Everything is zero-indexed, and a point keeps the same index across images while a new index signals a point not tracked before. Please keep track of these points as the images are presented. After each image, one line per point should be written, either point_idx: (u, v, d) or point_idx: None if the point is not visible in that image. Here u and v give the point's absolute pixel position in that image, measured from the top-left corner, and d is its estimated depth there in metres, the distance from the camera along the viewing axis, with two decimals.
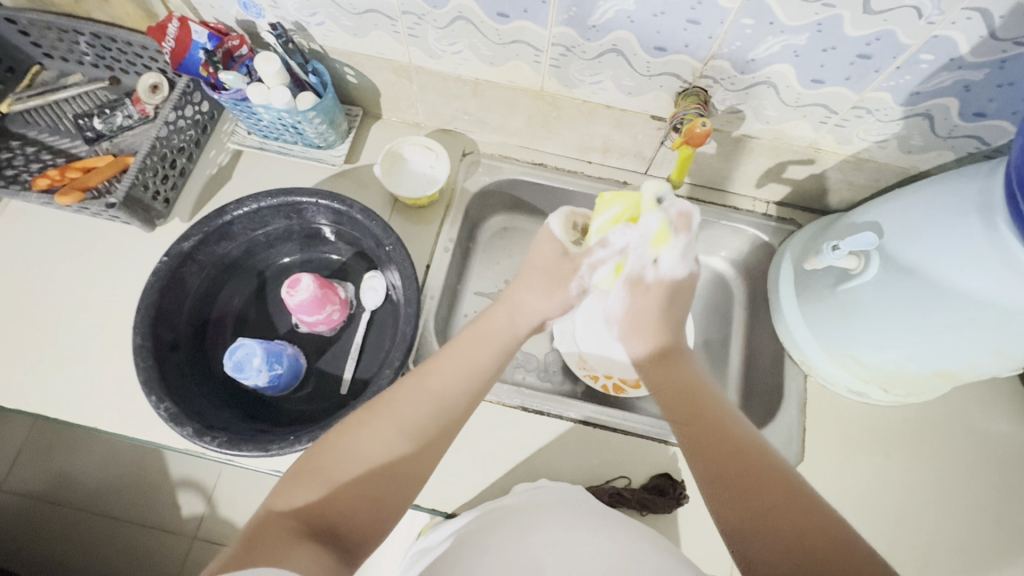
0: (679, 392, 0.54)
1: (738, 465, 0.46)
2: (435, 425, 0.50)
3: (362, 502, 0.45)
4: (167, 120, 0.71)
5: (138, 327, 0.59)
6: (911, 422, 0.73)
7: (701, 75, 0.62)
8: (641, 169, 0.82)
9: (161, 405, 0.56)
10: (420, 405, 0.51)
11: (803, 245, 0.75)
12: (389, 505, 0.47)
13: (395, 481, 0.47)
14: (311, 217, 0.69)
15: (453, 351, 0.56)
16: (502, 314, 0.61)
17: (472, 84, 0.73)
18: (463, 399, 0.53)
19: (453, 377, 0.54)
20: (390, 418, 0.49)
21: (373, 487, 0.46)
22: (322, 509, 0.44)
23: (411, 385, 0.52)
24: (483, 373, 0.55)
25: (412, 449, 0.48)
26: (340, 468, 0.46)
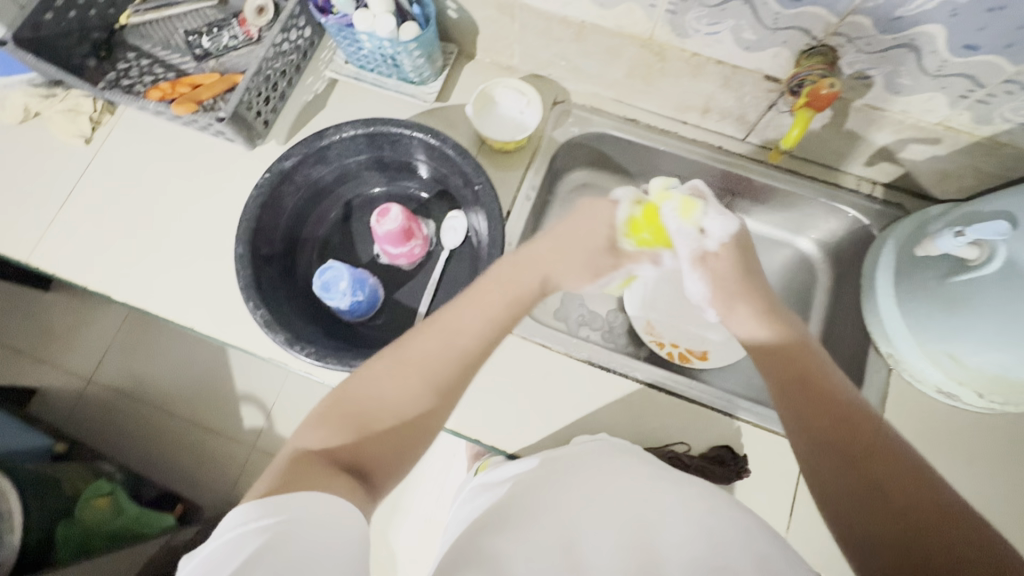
0: (797, 380, 0.50)
1: (866, 467, 0.43)
2: (452, 374, 0.51)
3: (389, 440, 0.48)
4: (274, 42, 0.72)
5: (240, 237, 0.62)
6: (1003, 432, 0.68)
7: (834, 31, 0.57)
8: (739, 134, 0.78)
9: (258, 311, 0.60)
10: (437, 356, 0.51)
11: (910, 233, 0.69)
12: (411, 447, 0.49)
13: (417, 426, 0.50)
14: (403, 149, 0.70)
15: (471, 296, 0.55)
16: (522, 260, 0.57)
17: (577, 27, 0.70)
18: (480, 350, 0.52)
19: (471, 323, 0.53)
20: (411, 367, 0.50)
21: (397, 432, 0.49)
22: (353, 446, 0.47)
23: (433, 327, 0.52)
24: (504, 318, 0.54)
25: (430, 396, 0.50)
26: (367, 406, 0.48)
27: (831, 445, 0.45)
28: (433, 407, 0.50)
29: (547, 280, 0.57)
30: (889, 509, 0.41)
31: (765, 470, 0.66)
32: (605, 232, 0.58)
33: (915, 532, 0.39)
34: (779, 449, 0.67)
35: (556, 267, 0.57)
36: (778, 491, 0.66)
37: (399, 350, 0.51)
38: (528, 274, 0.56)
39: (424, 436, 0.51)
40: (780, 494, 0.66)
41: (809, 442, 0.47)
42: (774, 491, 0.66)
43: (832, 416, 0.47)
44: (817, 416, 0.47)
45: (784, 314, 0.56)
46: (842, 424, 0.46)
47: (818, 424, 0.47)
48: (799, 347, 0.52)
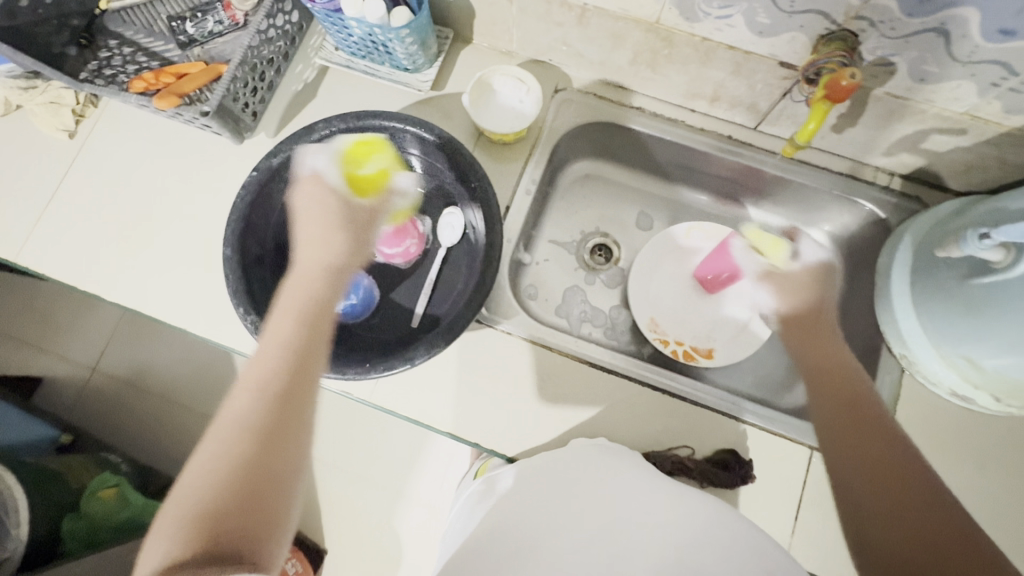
0: (834, 383, 0.51)
1: (878, 467, 0.45)
2: (257, 426, 0.44)
3: (242, 506, 0.40)
4: (259, 29, 0.69)
5: (228, 239, 0.60)
6: (1019, 435, 0.66)
7: (856, 15, 0.53)
8: (750, 123, 0.74)
9: (248, 316, 0.58)
10: (249, 403, 0.45)
11: (929, 229, 0.66)
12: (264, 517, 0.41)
13: (252, 487, 0.41)
14: (397, 144, 0.67)
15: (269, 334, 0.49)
16: (300, 278, 0.52)
17: (579, 10, 0.65)
18: (273, 392, 0.45)
19: (269, 366, 0.47)
20: (223, 430, 0.44)
21: (248, 493, 0.41)
22: (200, 522, 0.39)
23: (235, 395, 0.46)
24: (299, 343, 0.48)
25: (262, 443, 0.43)
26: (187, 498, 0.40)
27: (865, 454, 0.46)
28: (255, 464, 0.42)
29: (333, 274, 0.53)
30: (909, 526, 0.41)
31: (771, 475, 0.65)
32: (336, 205, 0.55)
33: (920, 541, 0.40)
34: (785, 452, 0.66)
35: (331, 255, 0.53)
36: (782, 496, 0.64)
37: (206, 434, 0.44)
38: (311, 283, 0.52)
39: (282, 491, 0.43)
40: (786, 498, 0.64)
41: (840, 448, 0.47)
42: (778, 496, 0.64)
43: (868, 426, 0.47)
44: (848, 416, 0.49)
45: (820, 286, 0.60)
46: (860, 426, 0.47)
47: (854, 434, 0.47)
48: (831, 347, 0.54)
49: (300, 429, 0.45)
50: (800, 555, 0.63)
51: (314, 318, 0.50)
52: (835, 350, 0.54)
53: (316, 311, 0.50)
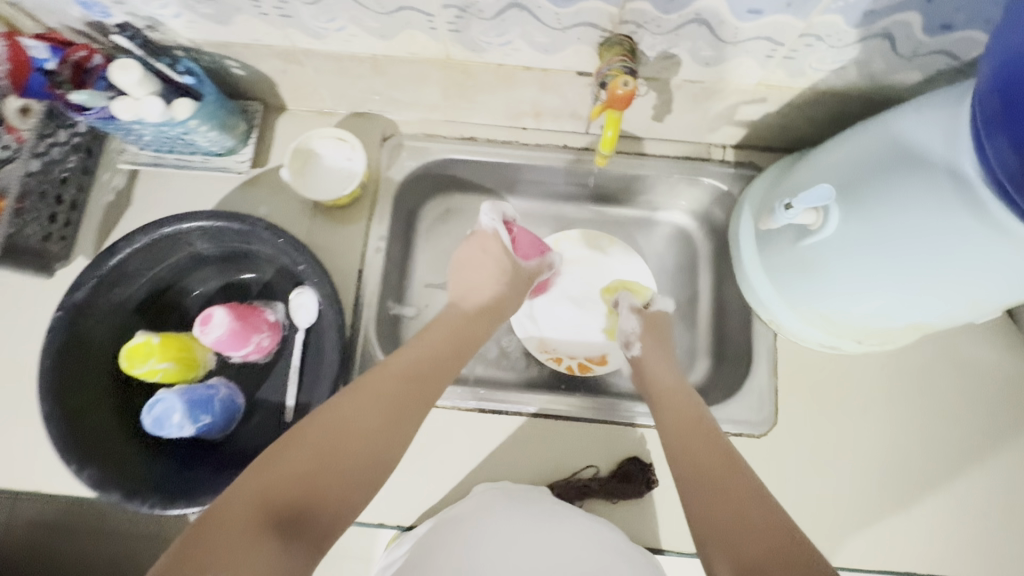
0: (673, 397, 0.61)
1: (712, 446, 0.53)
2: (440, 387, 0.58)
3: (297, 497, 0.44)
4: (35, 151, 0.62)
5: (41, 394, 0.54)
6: (888, 368, 0.69)
7: (621, 20, 0.53)
8: (581, 129, 0.74)
9: (82, 473, 0.53)
10: (277, 473, 0.45)
11: (761, 195, 0.68)
12: (367, 483, 0.49)
13: (372, 458, 0.49)
14: (218, 240, 0.62)
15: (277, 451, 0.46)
16: (325, 425, 0.49)
17: (371, 61, 0.63)
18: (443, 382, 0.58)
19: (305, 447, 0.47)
20: (208, 528, 0.41)
21: (303, 489, 0.45)
22: (288, 500, 0.44)
23: (386, 374, 0.55)
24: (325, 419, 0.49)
25: (309, 479, 0.46)
26: (261, 480, 0.44)
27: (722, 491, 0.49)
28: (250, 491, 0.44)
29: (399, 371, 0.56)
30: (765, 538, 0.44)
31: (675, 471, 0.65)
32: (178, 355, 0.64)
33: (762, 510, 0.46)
34: None
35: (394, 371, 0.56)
36: None
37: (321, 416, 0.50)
38: (330, 419, 0.50)
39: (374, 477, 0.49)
40: None
41: (695, 474, 0.51)
42: None
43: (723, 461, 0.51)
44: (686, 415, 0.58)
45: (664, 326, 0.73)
46: (700, 422, 0.57)
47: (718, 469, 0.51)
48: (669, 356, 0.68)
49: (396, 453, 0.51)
50: None
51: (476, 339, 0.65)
52: (674, 373, 0.65)
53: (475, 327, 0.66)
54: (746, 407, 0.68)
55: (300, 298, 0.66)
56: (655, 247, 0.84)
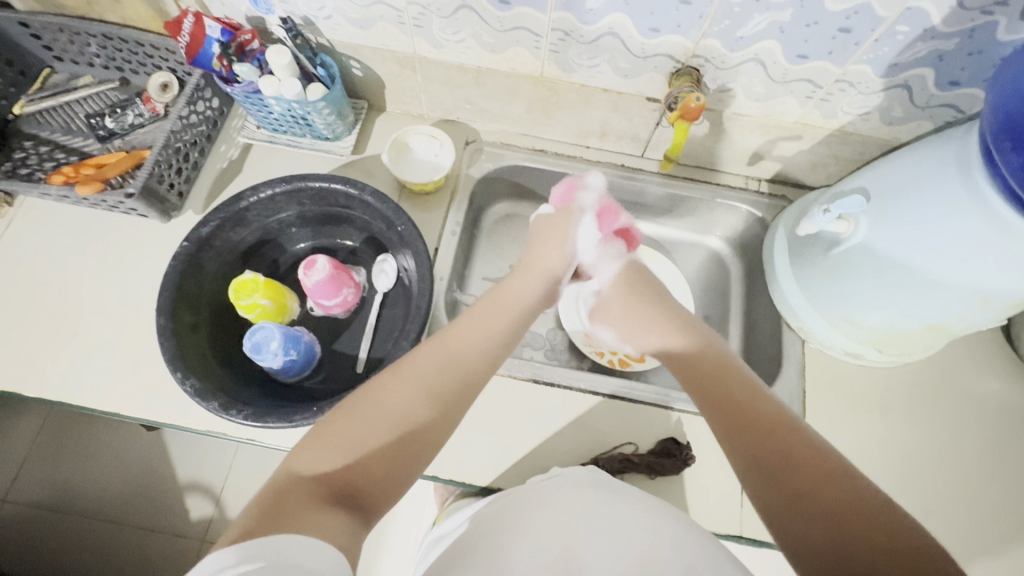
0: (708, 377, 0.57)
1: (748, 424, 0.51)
2: (483, 366, 0.58)
3: (365, 471, 0.47)
4: (180, 115, 0.74)
5: (160, 308, 0.61)
6: (906, 383, 0.76)
7: (693, 54, 0.66)
8: (637, 152, 0.86)
9: (186, 381, 0.58)
10: (342, 448, 0.48)
11: (795, 217, 0.78)
12: (417, 460, 0.50)
13: (421, 437, 0.51)
14: (325, 201, 0.71)
15: (343, 425, 0.49)
16: (378, 403, 0.51)
17: (475, 72, 0.76)
18: (481, 361, 0.58)
19: (373, 423, 0.50)
20: (281, 494, 0.43)
21: (368, 463, 0.48)
22: (343, 477, 0.46)
23: (423, 358, 0.56)
24: (383, 397, 0.52)
25: (370, 454, 0.48)
26: (316, 459, 0.47)
27: (770, 468, 0.48)
28: (321, 461, 0.46)
29: (448, 350, 0.57)
30: (818, 520, 0.43)
31: (710, 456, 0.70)
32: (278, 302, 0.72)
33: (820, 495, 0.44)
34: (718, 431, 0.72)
35: (442, 344, 0.58)
36: (723, 474, 0.70)
37: (364, 399, 0.51)
38: (387, 395, 0.52)
39: (426, 450, 0.52)
40: (727, 476, 0.70)
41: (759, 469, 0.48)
42: (720, 474, 0.69)
43: (749, 435, 0.50)
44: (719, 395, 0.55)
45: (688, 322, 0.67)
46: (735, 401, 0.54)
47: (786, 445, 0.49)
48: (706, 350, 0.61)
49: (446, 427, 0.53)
50: (750, 527, 0.67)
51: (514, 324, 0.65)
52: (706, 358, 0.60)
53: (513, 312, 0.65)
54: None
55: (385, 263, 0.74)
56: (691, 266, 0.93)
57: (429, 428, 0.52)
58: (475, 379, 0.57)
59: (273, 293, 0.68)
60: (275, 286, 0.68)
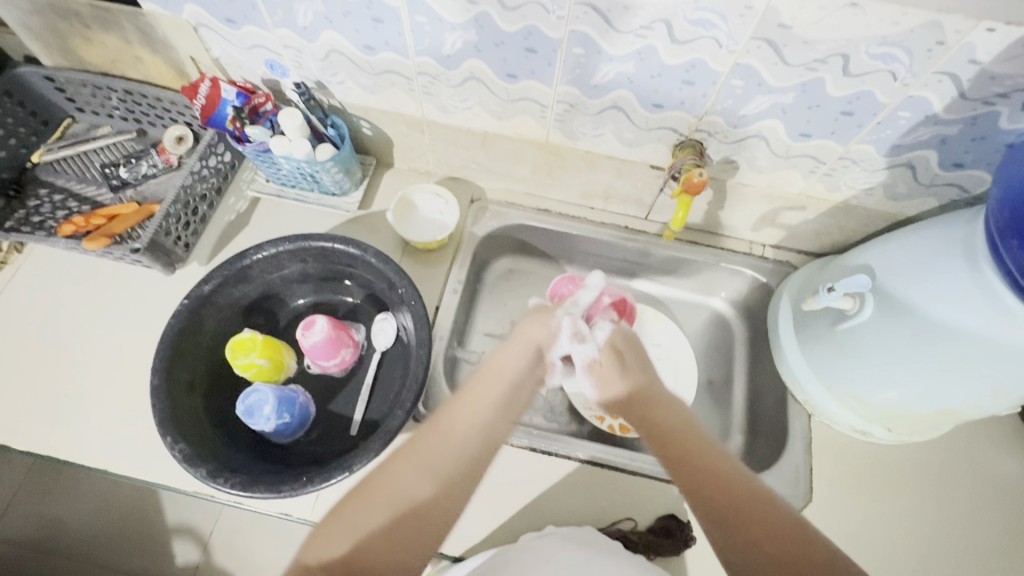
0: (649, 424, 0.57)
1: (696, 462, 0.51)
2: (490, 436, 0.54)
3: (373, 556, 0.45)
4: (192, 170, 0.75)
5: (155, 368, 0.60)
6: (917, 461, 0.73)
7: (696, 128, 0.67)
8: (641, 214, 0.86)
9: (175, 446, 0.57)
10: (343, 537, 0.46)
11: (800, 286, 0.78)
12: (425, 543, 0.47)
13: (426, 518, 0.48)
14: (328, 260, 0.71)
15: (348, 509, 0.47)
16: (379, 486, 0.49)
17: (482, 136, 0.77)
18: (488, 434, 0.54)
19: (376, 506, 0.47)
20: None
21: (374, 549, 0.45)
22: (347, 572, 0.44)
23: (425, 437, 0.52)
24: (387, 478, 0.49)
25: (371, 540, 0.46)
26: (319, 548, 0.45)
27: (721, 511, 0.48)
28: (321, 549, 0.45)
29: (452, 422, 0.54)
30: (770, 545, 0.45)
31: None
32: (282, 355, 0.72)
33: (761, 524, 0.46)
34: None
35: (447, 415, 0.55)
36: None
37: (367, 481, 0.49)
38: (393, 477, 0.49)
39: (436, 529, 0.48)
40: None
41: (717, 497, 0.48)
42: None
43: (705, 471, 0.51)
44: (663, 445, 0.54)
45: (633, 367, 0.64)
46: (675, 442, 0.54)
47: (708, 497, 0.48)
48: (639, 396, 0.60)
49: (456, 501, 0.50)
50: None
51: (517, 390, 0.59)
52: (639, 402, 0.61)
53: (516, 380, 0.60)
54: (781, 480, 0.71)
55: (384, 322, 0.74)
56: (695, 328, 0.91)
57: (438, 507, 0.49)
58: (484, 448, 0.54)
59: (269, 351, 0.67)
60: (272, 344, 0.68)
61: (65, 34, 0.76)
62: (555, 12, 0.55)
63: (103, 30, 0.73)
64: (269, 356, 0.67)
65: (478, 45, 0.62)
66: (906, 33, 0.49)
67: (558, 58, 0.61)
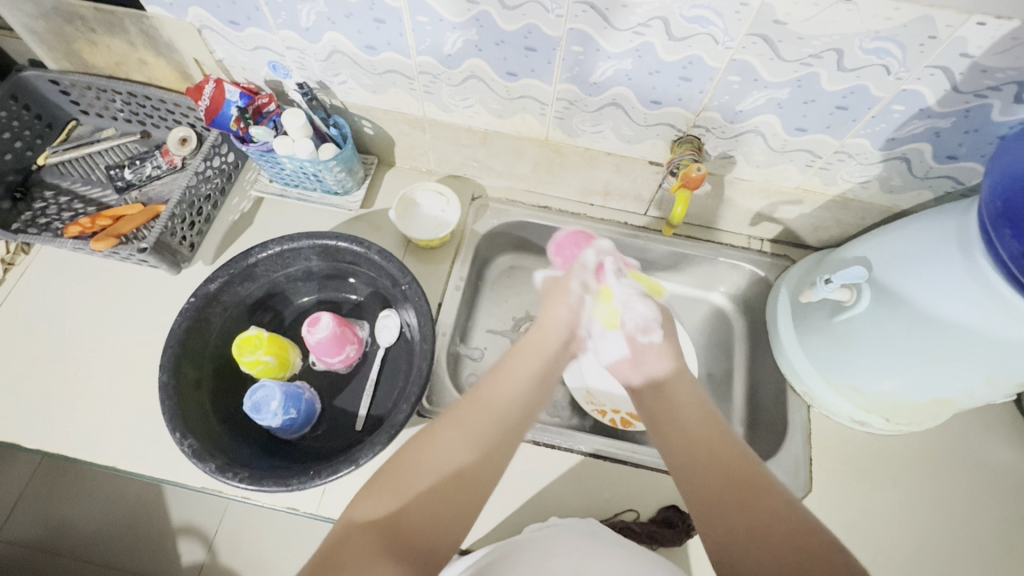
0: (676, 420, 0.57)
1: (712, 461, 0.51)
2: (525, 408, 0.57)
3: (423, 514, 0.47)
4: (197, 170, 0.76)
5: (163, 366, 0.61)
6: (916, 451, 0.74)
7: (694, 124, 0.68)
8: (641, 210, 0.87)
9: (184, 441, 0.58)
10: (393, 495, 0.47)
11: (798, 279, 0.79)
12: (465, 506, 0.49)
13: (471, 480, 0.50)
14: (332, 257, 0.72)
15: (399, 468, 0.49)
16: (426, 449, 0.51)
17: (482, 134, 0.78)
18: (524, 410, 0.57)
19: (425, 465, 0.49)
20: (341, 549, 0.44)
21: (424, 506, 0.47)
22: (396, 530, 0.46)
23: (467, 406, 0.55)
24: (432, 442, 0.51)
25: (422, 498, 0.48)
26: (370, 506, 0.47)
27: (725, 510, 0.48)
28: (368, 511, 0.47)
29: (492, 392, 0.57)
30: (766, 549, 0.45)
31: None
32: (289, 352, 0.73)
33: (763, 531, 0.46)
34: None
35: (489, 386, 0.57)
36: None
37: (413, 444, 0.51)
38: (441, 438, 0.51)
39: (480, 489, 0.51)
40: None
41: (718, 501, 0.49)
42: None
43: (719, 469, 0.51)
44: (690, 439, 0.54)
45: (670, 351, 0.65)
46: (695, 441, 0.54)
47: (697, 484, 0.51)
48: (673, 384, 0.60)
49: (498, 462, 0.52)
50: None
51: (551, 371, 0.62)
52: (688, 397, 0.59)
53: (549, 360, 0.63)
54: (781, 470, 0.72)
55: (388, 319, 0.75)
56: (694, 323, 0.92)
57: (483, 468, 0.51)
58: (523, 416, 0.56)
59: (276, 348, 0.68)
60: (278, 340, 0.69)
61: (70, 38, 0.77)
62: (554, 11, 0.56)
63: (108, 33, 0.74)
64: (276, 352, 0.68)
65: (479, 44, 0.63)
66: (899, 27, 0.50)
67: (557, 56, 0.62)
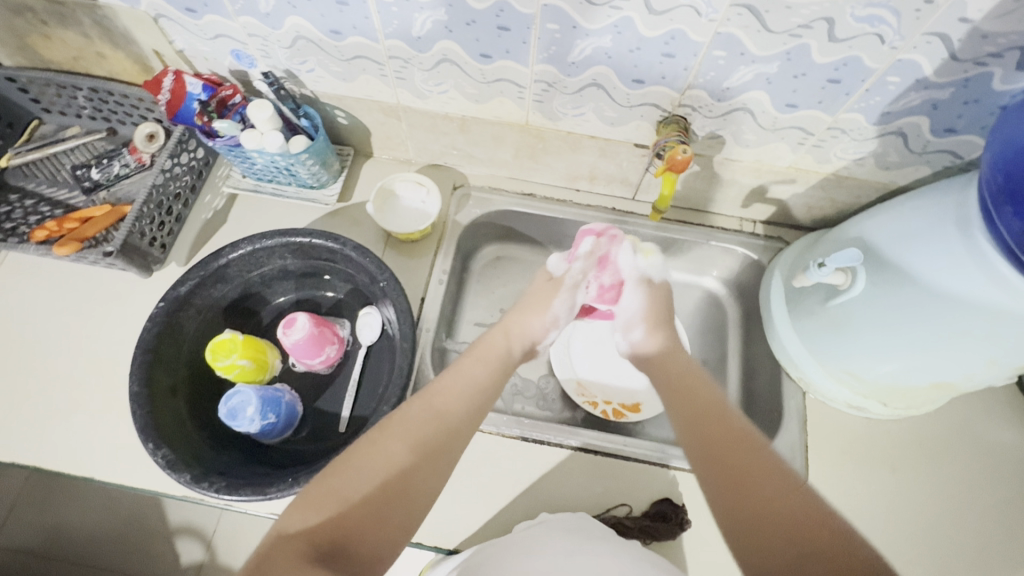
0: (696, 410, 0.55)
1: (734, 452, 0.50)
2: (470, 408, 0.56)
3: (358, 526, 0.46)
4: (163, 168, 0.73)
5: (134, 374, 0.59)
6: (913, 434, 0.73)
7: (679, 104, 0.64)
8: (628, 195, 0.84)
9: (158, 452, 0.56)
10: (328, 504, 0.46)
11: (791, 262, 0.76)
12: (405, 514, 0.48)
13: (410, 485, 0.49)
14: (307, 254, 0.70)
15: (337, 475, 0.48)
16: (365, 451, 0.50)
17: (460, 121, 0.75)
18: (469, 409, 0.56)
19: (362, 473, 0.48)
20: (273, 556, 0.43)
21: (360, 514, 0.46)
22: (332, 531, 0.45)
23: (412, 409, 0.53)
24: (375, 446, 0.50)
25: (357, 508, 0.47)
26: (304, 516, 0.46)
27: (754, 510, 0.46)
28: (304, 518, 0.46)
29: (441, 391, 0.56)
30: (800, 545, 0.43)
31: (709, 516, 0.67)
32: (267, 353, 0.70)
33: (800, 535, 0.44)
34: None
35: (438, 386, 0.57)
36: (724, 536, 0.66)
37: (356, 450, 0.50)
38: (383, 441, 0.50)
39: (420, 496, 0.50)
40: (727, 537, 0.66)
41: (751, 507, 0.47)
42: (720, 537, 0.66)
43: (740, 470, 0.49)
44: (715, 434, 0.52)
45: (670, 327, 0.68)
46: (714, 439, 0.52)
47: (725, 469, 0.49)
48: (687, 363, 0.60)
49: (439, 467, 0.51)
50: None
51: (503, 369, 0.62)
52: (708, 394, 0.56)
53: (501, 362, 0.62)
54: None
55: (369, 316, 0.72)
56: (687, 309, 0.89)
57: (423, 473, 0.50)
58: (469, 418, 0.56)
59: (251, 351, 0.66)
60: (253, 343, 0.66)
61: (22, 32, 0.73)
62: None
63: (61, 26, 0.70)
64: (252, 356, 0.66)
65: (449, 25, 0.59)
66: None
67: (533, 35, 0.58)
